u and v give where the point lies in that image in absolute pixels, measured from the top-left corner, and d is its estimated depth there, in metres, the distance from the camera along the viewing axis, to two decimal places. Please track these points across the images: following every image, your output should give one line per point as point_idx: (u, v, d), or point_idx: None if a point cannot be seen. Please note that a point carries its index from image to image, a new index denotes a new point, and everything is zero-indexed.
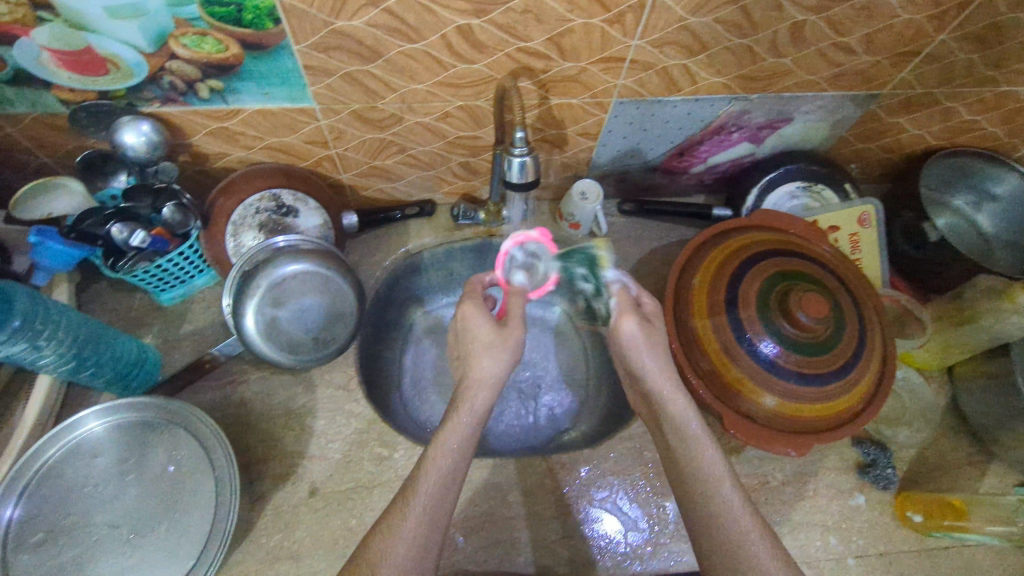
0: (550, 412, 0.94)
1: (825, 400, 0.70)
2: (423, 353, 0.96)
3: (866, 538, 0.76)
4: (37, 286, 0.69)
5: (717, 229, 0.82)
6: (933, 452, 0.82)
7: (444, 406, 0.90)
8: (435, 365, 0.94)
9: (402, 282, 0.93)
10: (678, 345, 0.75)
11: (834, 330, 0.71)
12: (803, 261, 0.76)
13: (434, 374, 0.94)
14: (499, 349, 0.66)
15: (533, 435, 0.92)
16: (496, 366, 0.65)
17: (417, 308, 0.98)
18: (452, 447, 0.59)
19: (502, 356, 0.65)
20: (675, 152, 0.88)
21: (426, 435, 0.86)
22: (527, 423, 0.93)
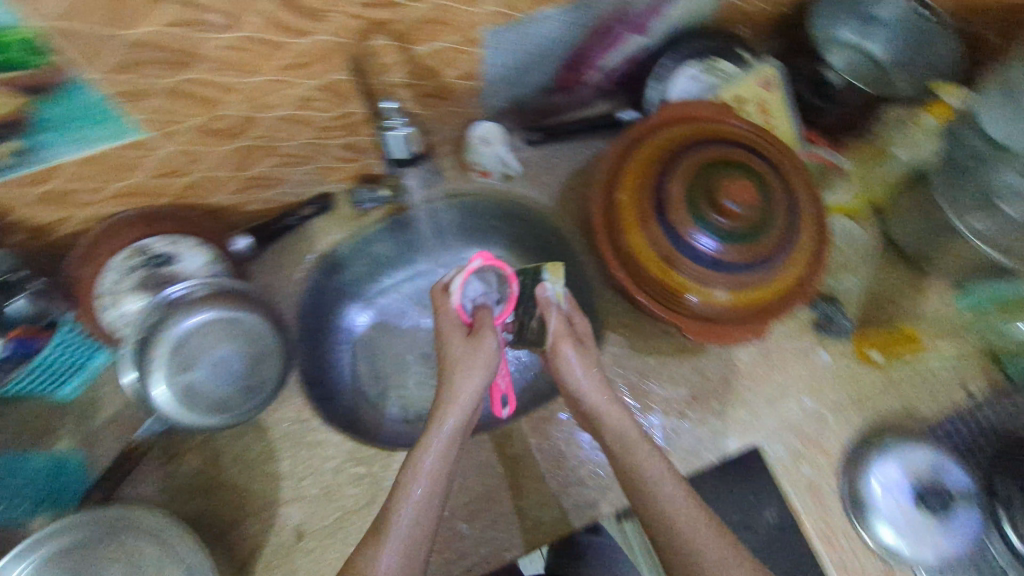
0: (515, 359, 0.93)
1: (775, 279, 0.70)
2: None
3: (837, 390, 0.79)
4: None
5: (628, 136, 0.77)
6: (879, 288, 0.86)
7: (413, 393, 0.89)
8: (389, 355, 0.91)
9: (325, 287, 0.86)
10: (622, 269, 0.72)
11: (764, 209, 0.70)
12: (718, 147, 0.73)
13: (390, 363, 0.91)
14: (477, 364, 0.62)
15: None
16: (475, 379, 0.62)
17: (348, 300, 0.88)
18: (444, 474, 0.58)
19: (484, 365, 0.62)
20: (567, 67, 0.83)
21: (404, 431, 0.84)
22: None
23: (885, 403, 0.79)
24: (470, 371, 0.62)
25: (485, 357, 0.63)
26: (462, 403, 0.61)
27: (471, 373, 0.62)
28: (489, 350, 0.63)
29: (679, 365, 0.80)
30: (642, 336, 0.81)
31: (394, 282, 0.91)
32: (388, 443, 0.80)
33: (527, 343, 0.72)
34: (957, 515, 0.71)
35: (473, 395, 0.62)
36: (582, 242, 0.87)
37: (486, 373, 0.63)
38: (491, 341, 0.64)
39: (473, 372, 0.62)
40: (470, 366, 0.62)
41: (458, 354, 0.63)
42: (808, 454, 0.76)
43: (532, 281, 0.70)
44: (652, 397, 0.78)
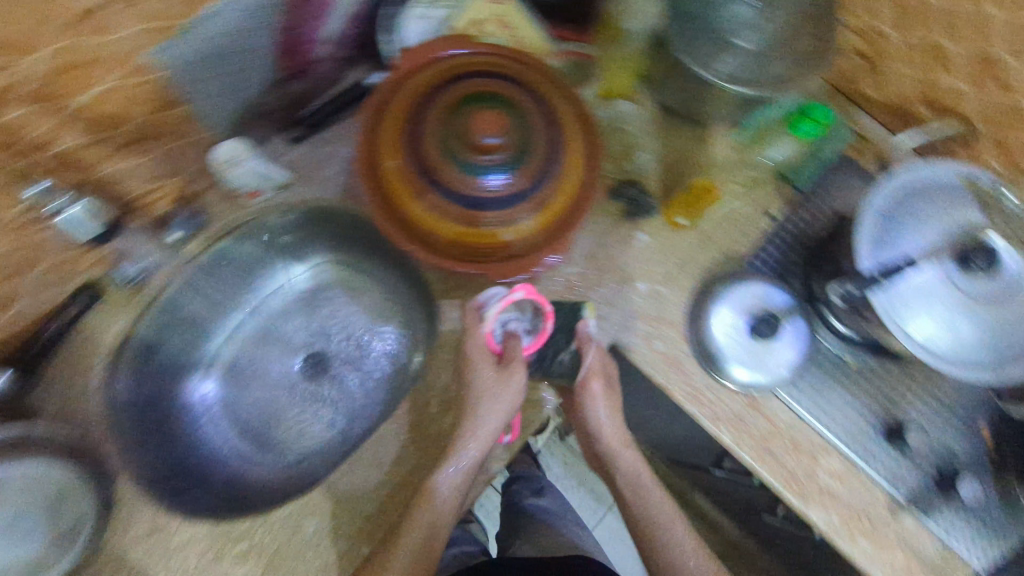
0: (382, 351, 0.98)
1: (557, 196, 0.71)
2: (236, 404, 0.94)
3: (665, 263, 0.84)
4: None
5: (368, 109, 0.71)
6: (671, 153, 0.88)
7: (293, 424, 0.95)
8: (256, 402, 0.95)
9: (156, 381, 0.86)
10: (420, 245, 0.70)
11: (523, 128, 0.68)
12: (456, 87, 0.69)
13: (260, 408, 0.95)
14: (497, 388, 0.76)
15: (378, 378, 0.97)
16: (499, 411, 0.76)
17: (186, 375, 0.90)
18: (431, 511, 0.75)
19: (508, 397, 0.77)
20: (285, 52, 0.76)
21: (291, 457, 0.93)
22: (368, 372, 0.98)
23: (706, 257, 0.85)
24: (497, 402, 0.76)
25: (506, 388, 0.77)
26: (490, 430, 0.77)
27: (495, 405, 0.76)
28: (507, 386, 0.77)
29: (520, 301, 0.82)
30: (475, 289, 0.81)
31: (226, 335, 0.94)
32: (280, 482, 0.89)
33: (542, 371, 0.81)
34: (786, 332, 0.77)
35: (487, 433, 0.77)
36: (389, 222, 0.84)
37: (510, 402, 0.77)
38: (514, 378, 0.77)
39: (490, 410, 0.76)
40: (502, 398, 0.76)
41: (482, 383, 0.76)
42: (658, 332, 0.81)
43: (569, 316, 0.80)
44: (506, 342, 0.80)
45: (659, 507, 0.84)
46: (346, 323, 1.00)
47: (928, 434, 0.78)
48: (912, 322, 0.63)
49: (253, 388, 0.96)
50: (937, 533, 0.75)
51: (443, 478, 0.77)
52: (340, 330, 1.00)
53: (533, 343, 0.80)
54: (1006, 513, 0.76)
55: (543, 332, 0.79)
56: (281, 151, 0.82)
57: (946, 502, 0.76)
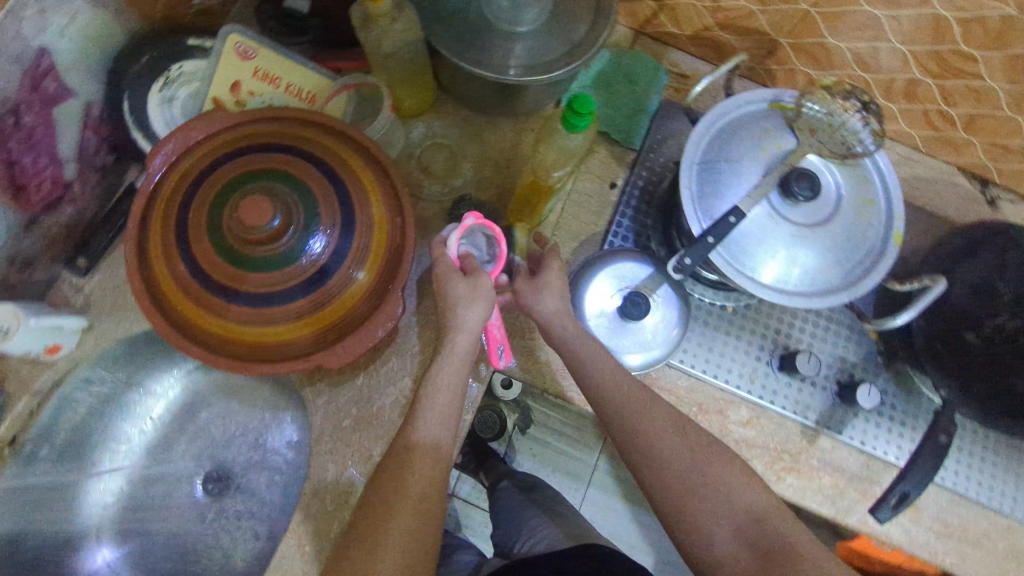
0: (285, 443, 0.85)
1: (369, 253, 0.64)
2: (140, 557, 0.82)
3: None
4: None
5: (131, 239, 0.61)
6: (495, 151, 0.84)
7: (213, 555, 0.83)
8: (162, 546, 0.83)
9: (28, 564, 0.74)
10: (255, 356, 0.62)
11: (305, 192, 0.61)
12: (217, 177, 0.61)
13: (169, 550, 0.83)
14: (475, 300, 0.63)
15: (289, 476, 0.84)
16: (482, 314, 0.63)
17: (70, 548, 0.79)
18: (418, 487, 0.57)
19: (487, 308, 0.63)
20: (15, 194, 0.67)
21: None
22: (277, 471, 0.85)
23: (565, 245, 0.81)
24: (476, 307, 0.63)
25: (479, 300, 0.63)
26: (456, 370, 0.63)
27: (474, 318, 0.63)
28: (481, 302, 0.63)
29: (385, 361, 0.78)
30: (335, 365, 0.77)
31: (101, 489, 0.82)
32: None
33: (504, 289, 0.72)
34: (657, 303, 0.73)
35: (478, 326, 0.63)
36: None
37: (487, 306, 0.63)
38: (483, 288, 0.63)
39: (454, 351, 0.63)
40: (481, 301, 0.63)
41: (456, 297, 0.63)
42: None
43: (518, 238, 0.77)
44: (386, 405, 0.76)
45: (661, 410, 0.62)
46: (233, 428, 0.88)
47: (819, 352, 0.78)
48: (759, 269, 0.61)
49: (156, 529, 0.84)
50: (854, 445, 0.76)
51: (422, 429, 0.60)
52: (230, 438, 0.88)
53: (496, 269, 0.67)
54: (909, 402, 0.77)
55: (500, 256, 0.66)
56: (78, 284, 0.77)
57: (854, 411, 0.76)
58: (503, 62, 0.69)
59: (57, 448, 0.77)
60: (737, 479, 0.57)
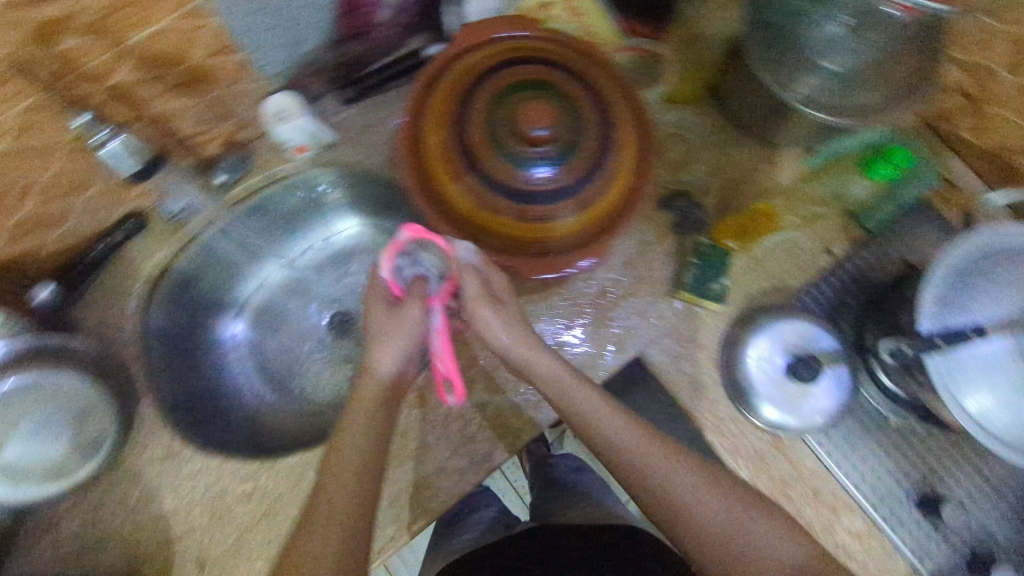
0: None
1: (604, 193, 0.66)
2: (260, 352, 0.87)
3: (709, 286, 0.78)
4: None
5: (416, 90, 0.68)
6: (727, 166, 0.84)
7: (317, 375, 0.87)
8: (281, 353, 0.88)
9: (183, 307, 0.81)
10: (460, 233, 0.67)
11: (574, 120, 0.65)
12: (507, 72, 0.66)
13: (284, 359, 0.88)
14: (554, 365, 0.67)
15: None
16: (397, 348, 0.66)
17: (212, 315, 0.85)
18: (344, 469, 0.62)
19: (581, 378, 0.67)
20: None
21: (306, 416, 0.83)
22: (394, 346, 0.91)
23: (755, 284, 0.80)
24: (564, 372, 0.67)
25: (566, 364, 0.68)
26: (406, 336, 0.67)
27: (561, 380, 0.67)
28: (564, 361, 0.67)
29: (550, 302, 0.78)
30: None
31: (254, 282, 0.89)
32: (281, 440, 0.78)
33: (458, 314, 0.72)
34: (828, 377, 0.72)
35: (402, 358, 0.67)
36: None
37: (410, 340, 0.67)
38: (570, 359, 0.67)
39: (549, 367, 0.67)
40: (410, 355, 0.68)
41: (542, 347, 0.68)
42: (694, 353, 0.78)
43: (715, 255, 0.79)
44: None
45: (660, 463, 0.65)
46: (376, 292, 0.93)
47: (967, 511, 0.72)
48: (969, 394, 0.58)
49: (281, 336, 0.89)
50: None
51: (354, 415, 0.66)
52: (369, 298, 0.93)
53: (443, 289, 0.68)
54: None
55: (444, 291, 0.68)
56: (329, 114, 0.83)
57: None
58: (801, 91, 0.68)
59: (249, 232, 0.84)
60: (778, 540, 0.61)
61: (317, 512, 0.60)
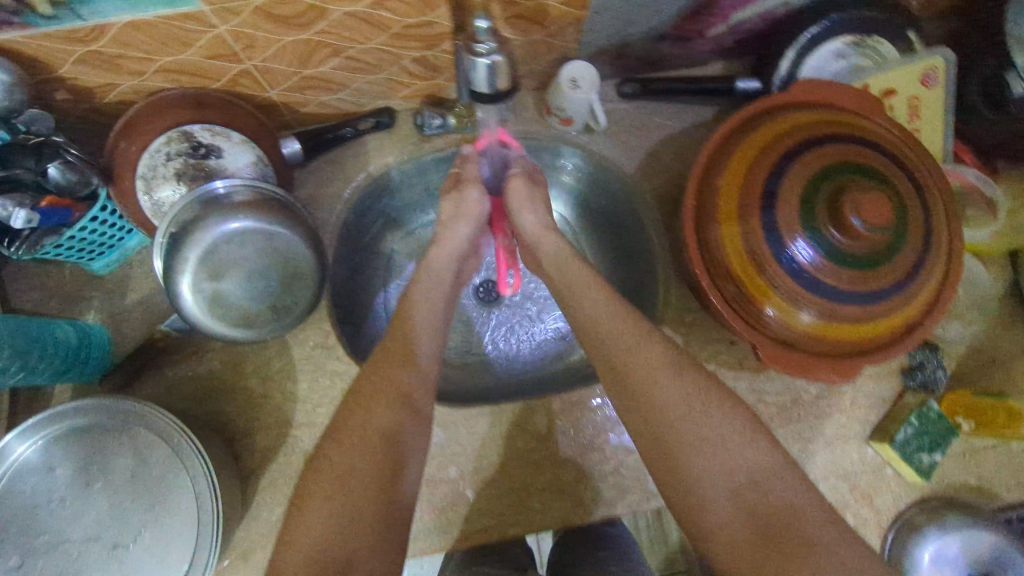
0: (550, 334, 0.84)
1: (884, 318, 0.59)
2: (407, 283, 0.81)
3: (918, 453, 0.69)
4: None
5: (738, 119, 0.65)
6: (989, 343, 0.74)
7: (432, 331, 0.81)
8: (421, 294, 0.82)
9: (371, 208, 0.76)
10: (699, 265, 0.64)
11: (896, 237, 0.57)
12: (861, 148, 0.59)
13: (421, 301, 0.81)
14: (696, 418, 0.51)
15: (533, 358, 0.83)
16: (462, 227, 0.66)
17: (393, 232, 0.80)
18: (390, 383, 0.54)
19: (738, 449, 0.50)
20: (690, 13, 0.67)
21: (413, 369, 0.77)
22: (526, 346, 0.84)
23: (961, 475, 0.71)
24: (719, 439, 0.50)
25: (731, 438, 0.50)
26: (450, 248, 0.65)
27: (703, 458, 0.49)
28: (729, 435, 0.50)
29: (735, 380, 0.72)
30: (700, 341, 0.72)
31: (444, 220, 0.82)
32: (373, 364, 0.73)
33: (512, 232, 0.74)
34: None
35: (457, 242, 0.65)
36: (660, 220, 0.75)
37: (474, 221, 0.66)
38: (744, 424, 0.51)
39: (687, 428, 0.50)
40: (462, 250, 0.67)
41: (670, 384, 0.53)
42: (860, 509, 0.70)
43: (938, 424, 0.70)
44: None
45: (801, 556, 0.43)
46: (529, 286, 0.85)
47: None
48: None
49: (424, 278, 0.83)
50: None
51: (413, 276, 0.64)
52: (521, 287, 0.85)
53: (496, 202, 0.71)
54: None
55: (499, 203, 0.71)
56: (612, 99, 0.76)
57: None
58: None
59: None
60: None
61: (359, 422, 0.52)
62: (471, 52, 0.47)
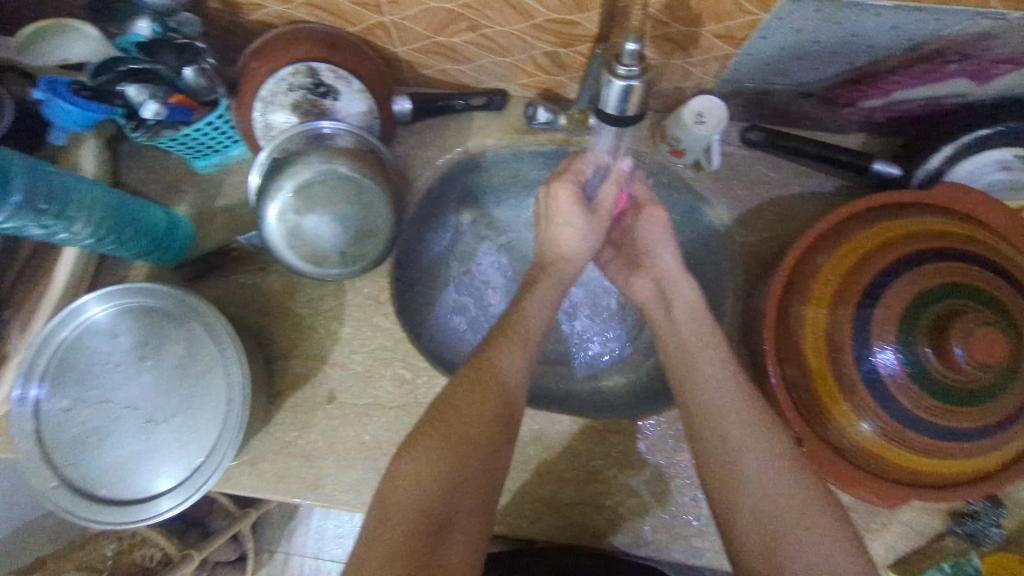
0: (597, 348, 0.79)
1: (949, 460, 0.53)
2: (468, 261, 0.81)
3: None
4: (56, 142, 0.63)
5: (862, 205, 0.60)
6: None
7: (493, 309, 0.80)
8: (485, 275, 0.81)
9: (459, 181, 0.76)
10: (770, 341, 0.60)
11: (998, 381, 0.50)
12: (993, 277, 0.52)
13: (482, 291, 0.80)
14: (759, 469, 0.51)
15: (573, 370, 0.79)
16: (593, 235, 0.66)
17: (467, 209, 0.80)
18: (502, 375, 0.55)
19: (804, 528, 0.48)
20: (847, 79, 0.61)
21: (453, 358, 0.75)
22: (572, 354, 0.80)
23: None
24: (787, 528, 0.48)
25: (788, 514, 0.49)
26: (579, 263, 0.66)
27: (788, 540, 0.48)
28: (786, 509, 0.49)
29: None
30: None
31: (525, 212, 0.82)
32: (414, 329, 0.72)
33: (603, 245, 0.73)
34: None
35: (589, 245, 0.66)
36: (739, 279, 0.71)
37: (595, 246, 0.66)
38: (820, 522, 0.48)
39: (765, 496, 0.50)
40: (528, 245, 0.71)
41: (737, 433, 0.53)
42: None
43: None
44: None
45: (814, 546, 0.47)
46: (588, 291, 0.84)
47: None
48: None
49: (491, 256, 0.82)
50: None
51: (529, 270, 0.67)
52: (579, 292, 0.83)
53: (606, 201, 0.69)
54: None
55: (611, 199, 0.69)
56: (732, 142, 0.72)
57: None
58: None
59: None
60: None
61: (487, 378, 0.54)
62: (610, 71, 0.43)
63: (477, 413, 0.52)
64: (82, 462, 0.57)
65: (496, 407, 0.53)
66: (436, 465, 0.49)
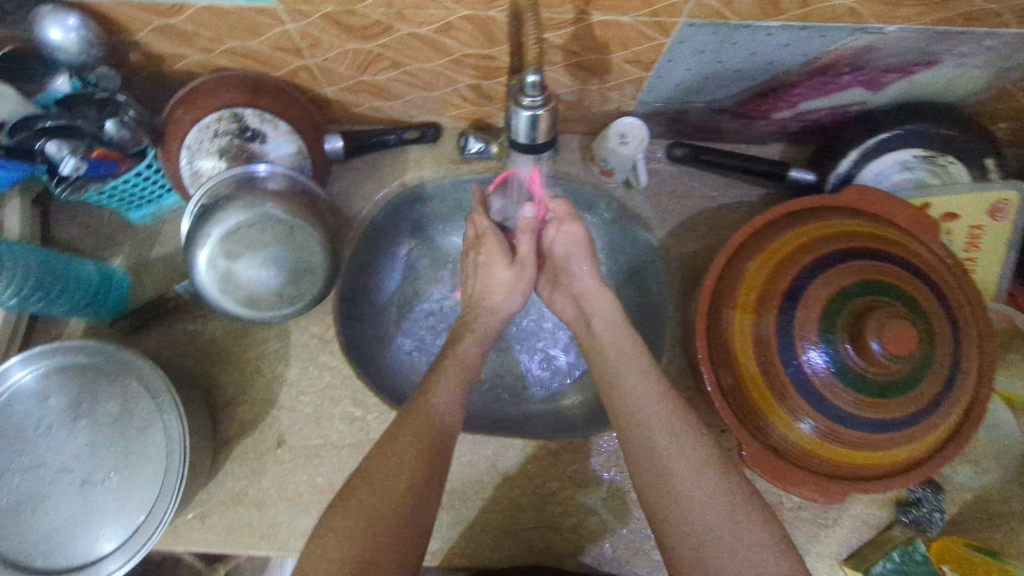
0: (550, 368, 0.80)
1: (882, 450, 0.55)
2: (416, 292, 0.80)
3: None
4: None
5: (777, 212, 0.63)
6: (1000, 497, 0.68)
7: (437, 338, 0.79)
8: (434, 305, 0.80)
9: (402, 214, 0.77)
10: (704, 349, 0.61)
11: (914, 370, 0.53)
12: (899, 270, 0.56)
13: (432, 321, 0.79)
14: (693, 478, 0.52)
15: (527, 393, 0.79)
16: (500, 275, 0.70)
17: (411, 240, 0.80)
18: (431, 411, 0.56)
19: (748, 531, 0.49)
20: (756, 94, 0.65)
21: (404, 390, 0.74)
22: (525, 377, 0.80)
23: None
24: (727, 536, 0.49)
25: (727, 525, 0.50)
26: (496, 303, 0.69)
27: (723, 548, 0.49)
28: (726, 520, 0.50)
29: None
30: None
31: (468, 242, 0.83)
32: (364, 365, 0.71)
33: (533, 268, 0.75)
34: None
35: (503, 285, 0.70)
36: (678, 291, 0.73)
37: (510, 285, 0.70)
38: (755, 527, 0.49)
39: (705, 508, 0.51)
40: (476, 269, 0.71)
41: (675, 442, 0.54)
42: None
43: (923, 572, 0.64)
44: None
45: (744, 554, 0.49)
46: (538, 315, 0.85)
47: None
48: None
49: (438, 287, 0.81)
50: None
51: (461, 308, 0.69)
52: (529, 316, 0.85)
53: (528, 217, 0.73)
54: None
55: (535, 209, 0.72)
56: (659, 159, 0.75)
57: None
58: None
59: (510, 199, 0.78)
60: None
61: (418, 415, 0.55)
62: (516, 103, 0.45)
63: (411, 448, 0.53)
64: (18, 531, 0.55)
65: (428, 443, 0.54)
66: (374, 506, 0.49)
